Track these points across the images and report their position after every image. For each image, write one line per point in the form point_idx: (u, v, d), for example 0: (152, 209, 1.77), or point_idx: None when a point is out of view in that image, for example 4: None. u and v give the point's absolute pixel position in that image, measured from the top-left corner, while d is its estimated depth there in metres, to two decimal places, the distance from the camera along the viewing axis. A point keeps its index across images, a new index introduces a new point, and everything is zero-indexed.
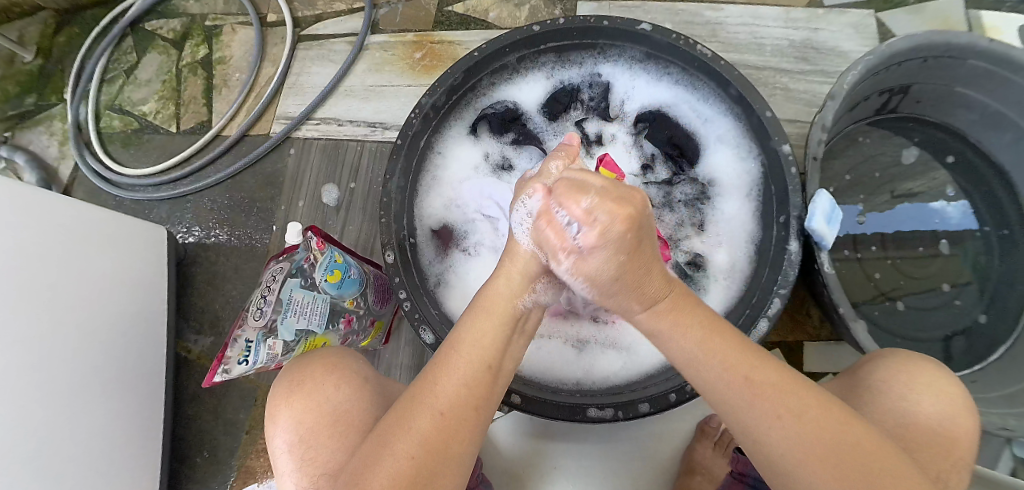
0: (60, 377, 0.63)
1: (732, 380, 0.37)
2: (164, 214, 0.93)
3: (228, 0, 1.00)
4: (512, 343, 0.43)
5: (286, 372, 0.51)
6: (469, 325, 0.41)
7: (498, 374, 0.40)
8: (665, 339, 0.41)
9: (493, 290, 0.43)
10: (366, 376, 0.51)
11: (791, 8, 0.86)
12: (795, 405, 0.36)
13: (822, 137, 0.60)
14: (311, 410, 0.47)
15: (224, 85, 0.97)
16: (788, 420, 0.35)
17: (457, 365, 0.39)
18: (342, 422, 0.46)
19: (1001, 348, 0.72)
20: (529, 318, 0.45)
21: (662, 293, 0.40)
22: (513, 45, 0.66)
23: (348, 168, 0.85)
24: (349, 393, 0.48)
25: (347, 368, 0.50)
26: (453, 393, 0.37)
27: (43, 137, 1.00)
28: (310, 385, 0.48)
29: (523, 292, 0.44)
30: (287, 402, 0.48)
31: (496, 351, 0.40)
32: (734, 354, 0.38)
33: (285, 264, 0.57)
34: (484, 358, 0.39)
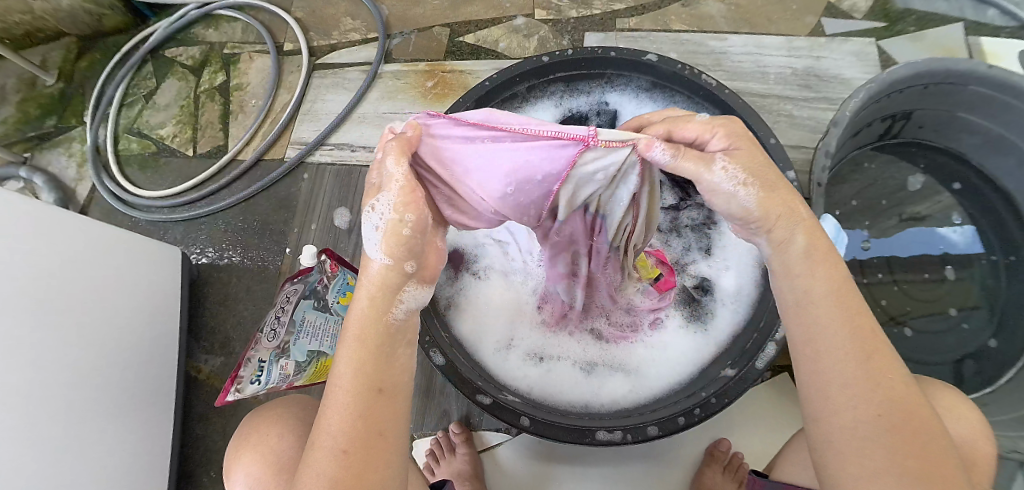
0: (72, 393, 0.64)
1: (849, 348, 0.35)
2: (179, 235, 0.95)
3: (246, 29, 1.04)
4: (400, 354, 0.37)
5: (243, 429, 0.54)
6: (341, 357, 0.36)
7: (387, 377, 0.36)
8: (793, 273, 0.38)
9: (355, 311, 0.36)
10: (307, 420, 0.51)
11: (793, 37, 0.89)
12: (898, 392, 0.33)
13: (825, 164, 0.61)
14: (258, 461, 0.49)
15: (241, 110, 1.00)
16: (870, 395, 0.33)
17: (336, 401, 0.34)
18: (282, 469, 0.47)
19: (1012, 371, 0.71)
20: (411, 323, 0.37)
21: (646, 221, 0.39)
22: (524, 74, 0.68)
23: (361, 192, 0.87)
24: (289, 440, 0.49)
25: (287, 416, 0.51)
26: (341, 431, 0.34)
27: (62, 158, 1.03)
28: (258, 437, 0.50)
29: (390, 302, 0.36)
30: (241, 455, 0.51)
31: (381, 371, 0.35)
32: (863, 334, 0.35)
33: (300, 285, 0.60)
34: (367, 383, 0.35)
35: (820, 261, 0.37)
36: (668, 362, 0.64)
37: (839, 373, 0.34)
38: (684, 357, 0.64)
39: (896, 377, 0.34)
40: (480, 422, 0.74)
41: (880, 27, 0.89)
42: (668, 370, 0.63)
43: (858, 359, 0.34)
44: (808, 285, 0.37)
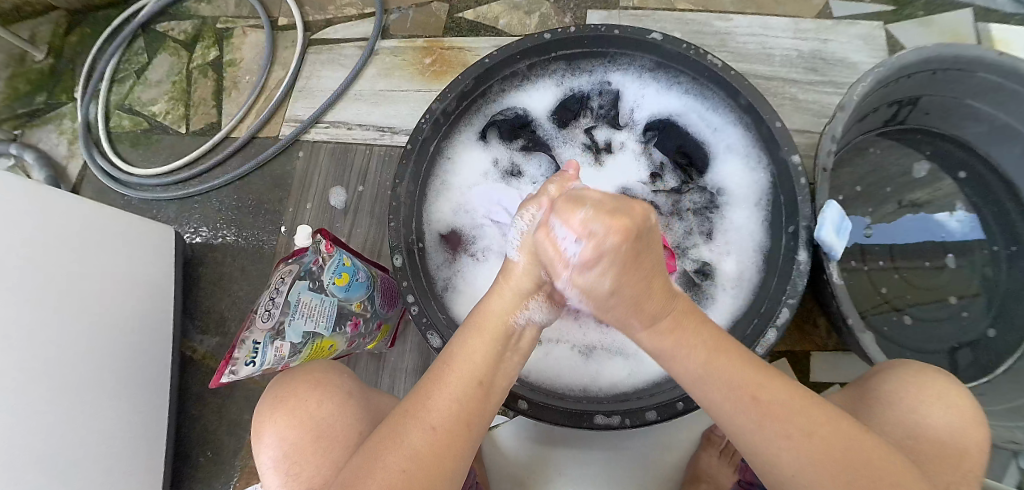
0: (68, 376, 0.64)
1: (741, 400, 0.37)
2: (172, 214, 0.93)
3: (240, 3, 1.01)
4: (505, 358, 0.42)
5: (272, 391, 0.52)
6: (460, 342, 0.41)
7: (490, 389, 0.40)
8: (675, 360, 0.41)
9: (486, 307, 0.43)
10: (350, 389, 0.51)
11: (800, 19, 0.87)
12: (803, 424, 0.36)
13: (832, 147, 0.60)
14: (295, 427, 0.48)
15: (235, 87, 0.97)
16: (795, 446, 0.36)
17: (445, 381, 0.39)
18: (325, 437, 0.47)
19: (1009, 360, 0.71)
20: (525, 335, 0.44)
21: (664, 312, 0.40)
22: (525, 51, 0.66)
23: (357, 171, 0.85)
24: (333, 408, 0.48)
25: (331, 382, 0.50)
26: (439, 411, 0.37)
27: (53, 135, 1.01)
28: (294, 401, 0.49)
29: (518, 307, 0.43)
30: (272, 418, 0.49)
31: (489, 368, 0.40)
32: (740, 374, 0.38)
33: (294, 267, 0.57)
34: (475, 374, 0.39)
35: (687, 337, 0.40)
36: None
37: (757, 433, 0.37)
38: None
39: (791, 406, 0.37)
40: None
41: (889, 9, 0.87)
42: None
43: (750, 408, 0.37)
44: (679, 364, 0.40)
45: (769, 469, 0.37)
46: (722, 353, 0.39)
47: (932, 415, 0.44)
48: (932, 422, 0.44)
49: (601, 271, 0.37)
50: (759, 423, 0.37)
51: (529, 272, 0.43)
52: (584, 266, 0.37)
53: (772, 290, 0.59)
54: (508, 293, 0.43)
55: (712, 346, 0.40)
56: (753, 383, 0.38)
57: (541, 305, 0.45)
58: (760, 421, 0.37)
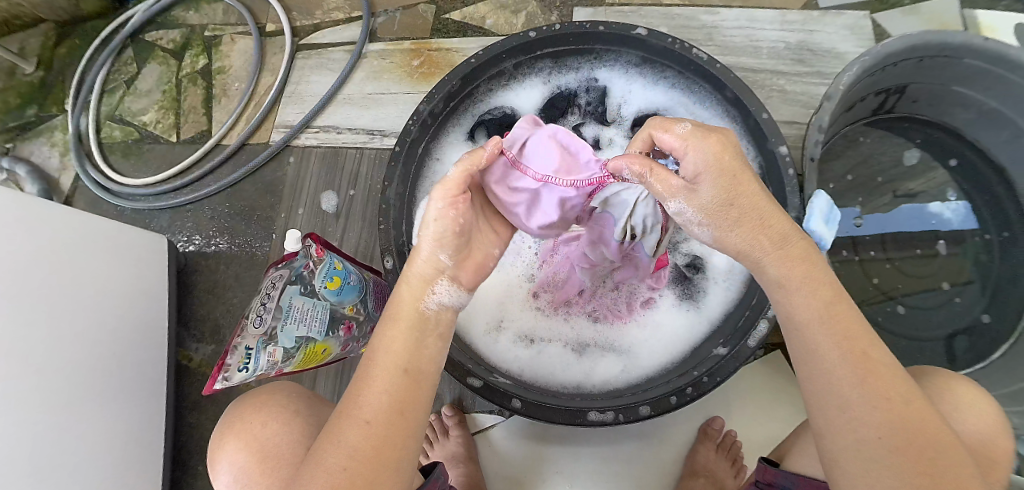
0: (67, 388, 0.64)
1: (849, 359, 0.36)
2: (165, 223, 0.93)
3: (227, 10, 1.01)
4: (430, 344, 0.39)
5: (228, 416, 0.53)
6: (380, 335, 0.39)
7: (419, 377, 0.38)
8: (793, 294, 0.38)
9: (397, 296, 0.39)
10: (297, 408, 0.50)
11: (786, 11, 0.87)
12: (898, 389, 0.35)
13: (819, 138, 0.60)
14: (243, 449, 0.48)
15: (224, 94, 0.97)
16: (881, 403, 0.35)
17: (369, 376, 0.37)
18: (270, 457, 0.47)
19: (1002, 347, 0.72)
20: (444, 317, 0.39)
21: (788, 240, 0.39)
22: (511, 50, 0.66)
23: (348, 174, 0.85)
24: (276, 427, 0.48)
25: (277, 403, 0.50)
26: (367, 405, 0.36)
27: (45, 148, 1.01)
28: (243, 426, 0.49)
29: (426, 292, 0.39)
30: (224, 446, 0.50)
31: (410, 354, 0.38)
32: (852, 330, 0.37)
33: (284, 271, 0.59)
34: (396, 364, 0.37)
35: (807, 281, 0.38)
36: (661, 341, 0.64)
37: (848, 383, 0.35)
38: (676, 336, 0.63)
39: (891, 374, 0.36)
40: (473, 405, 0.74)
41: None
42: (660, 349, 0.63)
43: (858, 365, 0.36)
44: (792, 300, 0.38)
45: (833, 412, 0.36)
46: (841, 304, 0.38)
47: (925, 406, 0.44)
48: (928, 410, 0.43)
49: (711, 183, 0.37)
50: (853, 381, 0.35)
51: (431, 260, 0.38)
52: (691, 169, 0.38)
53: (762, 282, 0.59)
54: (414, 279, 0.39)
55: (828, 305, 0.38)
56: (862, 340, 0.37)
57: (459, 287, 0.39)
58: (860, 377, 0.35)
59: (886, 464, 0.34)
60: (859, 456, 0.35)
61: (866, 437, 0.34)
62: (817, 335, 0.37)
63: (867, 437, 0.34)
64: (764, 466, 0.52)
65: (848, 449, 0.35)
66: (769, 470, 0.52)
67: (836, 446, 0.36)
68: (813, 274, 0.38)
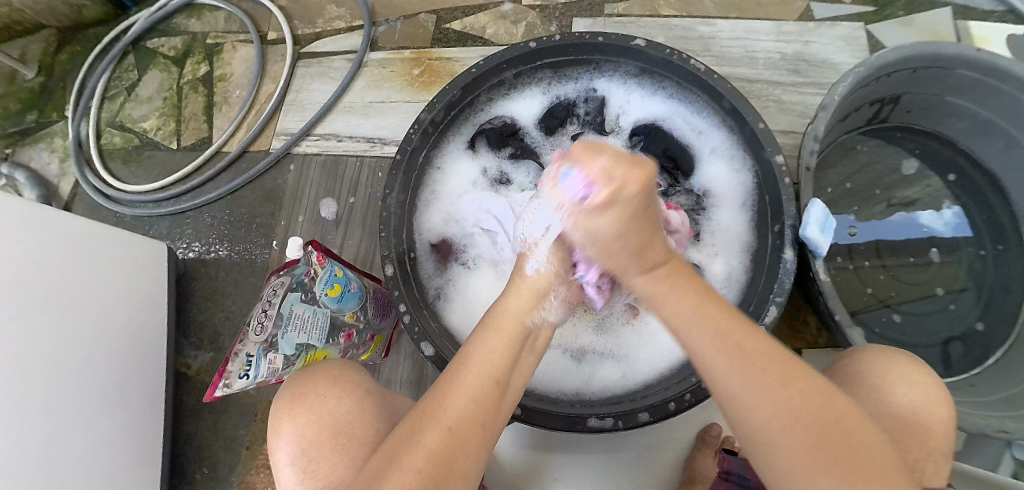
0: (65, 391, 0.64)
1: (728, 353, 0.36)
2: (165, 229, 0.93)
3: (229, 19, 1.02)
4: (521, 360, 0.42)
5: (289, 385, 0.50)
6: (478, 342, 0.40)
7: (506, 392, 0.39)
8: (660, 303, 0.41)
9: (502, 307, 0.43)
10: (368, 388, 0.50)
11: (782, 22, 0.88)
12: (782, 374, 0.35)
13: (815, 147, 0.61)
14: (312, 423, 0.46)
15: (225, 102, 0.98)
16: (772, 393, 0.34)
17: (464, 378, 0.38)
18: (343, 435, 0.45)
19: (998, 352, 0.72)
20: (539, 335, 0.44)
21: (662, 258, 0.42)
22: (511, 61, 0.67)
23: (347, 183, 0.86)
24: (350, 405, 0.47)
25: (350, 382, 0.49)
26: (464, 409, 0.36)
27: (44, 154, 1.01)
28: (313, 398, 0.47)
29: (538, 306, 0.44)
30: (290, 413, 0.47)
31: (506, 367, 0.40)
32: (750, 344, 0.37)
33: (286, 278, 0.59)
34: (492, 373, 0.38)
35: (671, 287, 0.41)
36: (660, 348, 0.64)
37: (732, 377, 0.35)
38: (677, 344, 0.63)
39: (775, 360, 0.36)
40: None
41: (869, 10, 0.88)
42: (660, 357, 0.63)
43: (731, 353, 0.36)
44: (662, 308, 0.41)
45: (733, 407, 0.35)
46: (707, 301, 0.39)
47: (879, 398, 0.44)
48: (888, 403, 0.44)
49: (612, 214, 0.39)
50: (743, 380, 0.35)
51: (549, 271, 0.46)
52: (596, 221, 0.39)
53: (760, 290, 0.60)
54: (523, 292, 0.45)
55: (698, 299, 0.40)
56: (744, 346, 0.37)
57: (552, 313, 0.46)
58: (744, 376, 0.35)
59: (781, 440, 0.32)
60: (761, 444, 0.34)
61: (761, 426, 0.33)
62: (695, 333, 0.38)
63: (759, 421, 0.34)
64: (727, 457, 0.60)
65: (750, 432, 0.34)
66: (728, 460, 0.60)
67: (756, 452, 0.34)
68: (678, 285, 0.41)
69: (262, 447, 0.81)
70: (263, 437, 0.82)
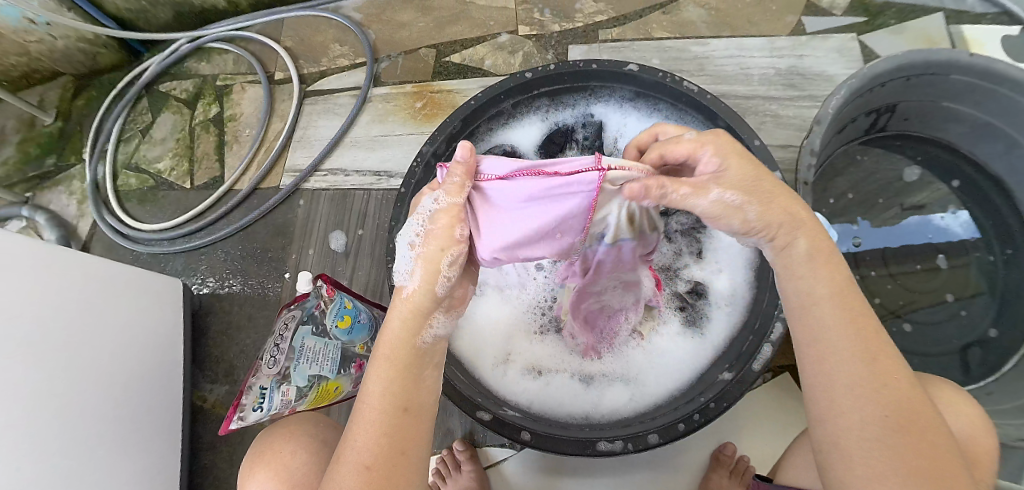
0: (85, 431, 0.65)
1: (854, 359, 0.35)
2: (180, 266, 0.96)
3: (238, 61, 1.06)
4: (427, 375, 0.41)
5: (259, 442, 0.55)
6: (372, 376, 0.39)
7: (416, 414, 0.39)
8: (806, 281, 0.39)
9: (387, 333, 0.40)
10: (324, 437, 0.52)
11: (774, 38, 0.90)
12: (894, 386, 0.34)
13: (812, 161, 0.62)
14: (274, 478, 0.49)
15: (235, 140, 1.01)
16: (878, 398, 0.34)
17: (363, 418, 0.38)
18: (297, 487, 0.47)
19: (1015, 357, 0.71)
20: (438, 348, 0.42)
21: (803, 235, 0.39)
22: (508, 91, 0.69)
23: (355, 215, 0.88)
24: (305, 455, 0.49)
25: (304, 432, 0.52)
26: (369, 449, 0.37)
27: (63, 196, 1.04)
28: (272, 454, 0.50)
29: (422, 324, 0.40)
30: (253, 473, 0.50)
31: (406, 394, 0.39)
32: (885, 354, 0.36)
33: (296, 311, 0.61)
34: (393, 405, 0.38)
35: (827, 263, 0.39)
36: (666, 367, 0.64)
37: (849, 376, 0.35)
38: (682, 362, 0.64)
39: (896, 371, 0.35)
40: (484, 438, 0.74)
41: (861, 22, 0.90)
42: (667, 377, 0.63)
43: (860, 360, 0.35)
44: (810, 288, 0.38)
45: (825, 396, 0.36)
46: (849, 301, 0.37)
47: None
48: (935, 434, 0.44)
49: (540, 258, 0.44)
50: (858, 385, 0.34)
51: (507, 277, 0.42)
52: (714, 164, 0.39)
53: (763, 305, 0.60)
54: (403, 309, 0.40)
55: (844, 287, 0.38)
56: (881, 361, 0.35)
57: (448, 317, 0.42)
58: (861, 368, 0.35)
59: (873, 437, 0.33)
60: (857, 444, 0.34)
61: (864, 430, 0.33)
62: (827, 328, 0.36)
63: (865, 424, 0.34)
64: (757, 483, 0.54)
65: (839, 424, 0.35)
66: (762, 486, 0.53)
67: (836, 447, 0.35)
68: (836, 272, 0.38)
69: None
70: None
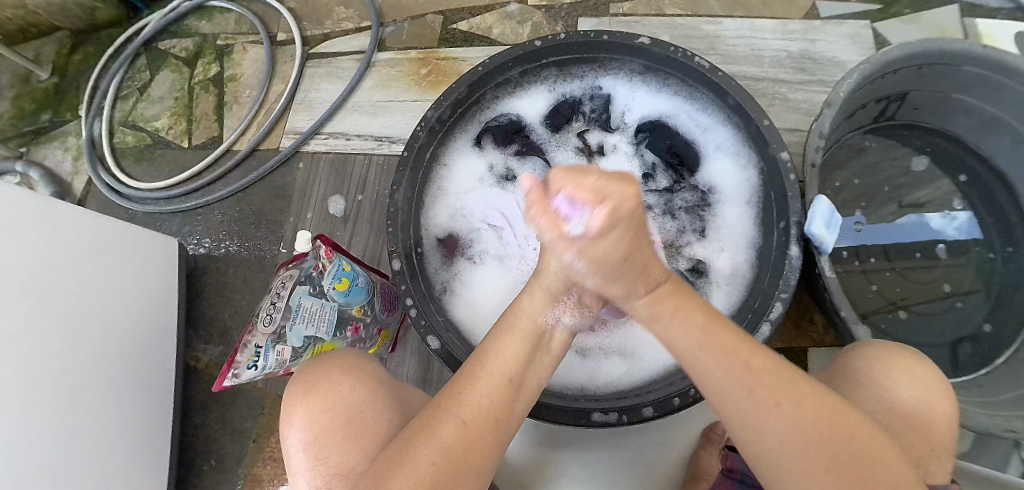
0: (78, 383, 0.65)
1: (737, 373, 0.37)
2: (176, 226, 0.95)
3: (240, 20, 1.03)
4: (536, 360, 0.42)
5: (300, 374, 0.51)
6: (495, 342, 0.41)
7: (520, 390, 0.40)
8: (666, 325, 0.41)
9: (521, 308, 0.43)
10: (379, 379, 0.51)
11: (788, 20, 0.89)
12: (791, 392, 0.36)
13: (820, 144, 0.61)
14: (326, 411, 0.47)
15: (236, 101, 1.00)
16: (775, 408, 0.35)
17: (481, 382, 0.39)
18: (359, 424, 0.46)
19: (1008, 351, 0.71)
20: (552, 338, 0.43)
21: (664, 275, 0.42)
22: (517, 59, 0.68)
23: (355, 180, 0.87)
24: (365, 395, 0.48)
25: (362, 371, 0.50)
26: (477, 405, 0.37)
27: (58, 152, 1.03)
28: (327, 387, 0.48)
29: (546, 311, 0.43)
30: (303, 403, 0.48)
31: (520, 367, 0.40)
32: (746, 355, 0.38)
33: (295, 271, 0.60)
34: (509, 372, 0.39)
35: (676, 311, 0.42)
36: None
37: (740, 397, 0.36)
38: None
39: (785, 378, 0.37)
40: None
41: (876, 9, 0.88)
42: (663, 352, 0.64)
43: (741, 372, 0.37)
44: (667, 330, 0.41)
45: (720, 408, 0.38)
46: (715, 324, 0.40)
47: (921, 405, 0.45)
48: (889, 399, 0.45)
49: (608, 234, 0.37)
50: (744, 399, 0.36)
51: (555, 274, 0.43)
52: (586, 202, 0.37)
53: (764, 285, 0.60)
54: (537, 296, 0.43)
55: (706, 323, 0.40)
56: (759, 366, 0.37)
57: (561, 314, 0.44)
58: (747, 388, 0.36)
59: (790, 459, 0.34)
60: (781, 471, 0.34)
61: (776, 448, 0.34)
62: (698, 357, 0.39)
63: (773, 443, 0.35)
64: (728, 455, 0.60)
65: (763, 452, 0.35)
66: (730, 457, 0.60)
67: (754, 453, 0.36)
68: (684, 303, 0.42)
69: (269, 440, 0.82)
70: (269, 430, 0.83)
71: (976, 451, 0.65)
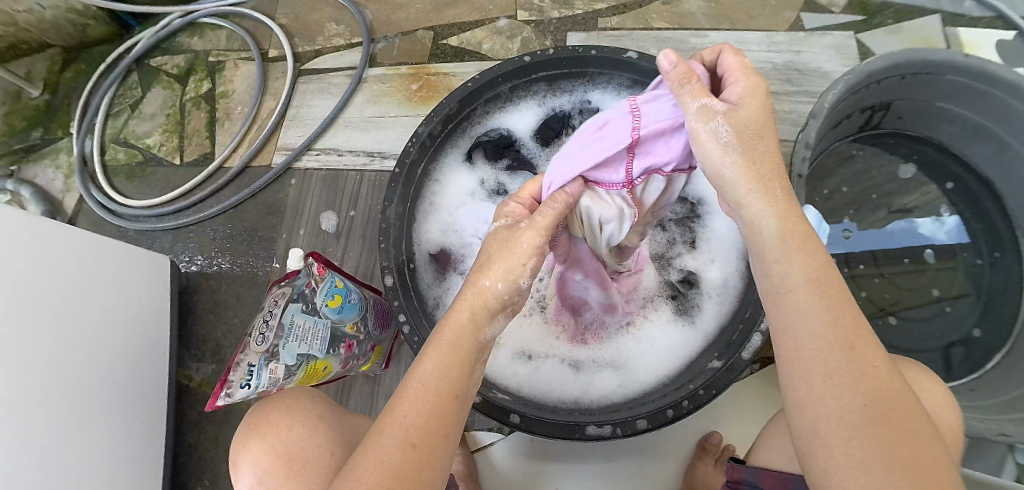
0: (69, 403, 0.65)
1: (824, 341, 0.34)
2: (168, 243, 0.95)
3: (231, 37, 1.04)
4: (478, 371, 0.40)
5: (249, 419, 0.54)
6: (427, 357, 0.38)
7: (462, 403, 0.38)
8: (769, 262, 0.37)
9: (453, 317, 0.40)
10: (321, 412, 0.52)
11: (773, 32, 0.90)
12: (863, 359, 0.33)
13: (806, 154, 0.62)
14: (267, 451, 0.49)
15: (227, 118, 1.00)
16: (850, 385, 0.32)
17: (408, 403, 0.36)
18: (296, 461, 0.47)
19: (997, 356, 0.73)
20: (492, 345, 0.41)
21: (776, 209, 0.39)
22: (506, 74, 0.69)
23: (347, 195, 0.87)
24: (304, 430, 0.49)
25: (302, 407, 0.52)
26: (415, 424, 0.35)
27: (49, 170, 1.03)
28: (267, 428, 0.50)
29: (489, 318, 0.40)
30: (249, 447, 0.50)
31: (462, 379, 0.38)
32: (835, 321, 0.35)
33: (287, 289, 0.60)
34: (449, 387, 0.37)
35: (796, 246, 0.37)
36: (656, 356, 0.65)
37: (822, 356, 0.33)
38: (671, 351, 0.64)
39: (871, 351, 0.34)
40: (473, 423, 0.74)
41: (859, 20, 0.90)
42: (656, 364, 0.64)
43: (831, 337, 0.34)
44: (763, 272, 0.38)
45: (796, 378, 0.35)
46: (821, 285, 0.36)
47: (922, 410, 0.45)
48: None
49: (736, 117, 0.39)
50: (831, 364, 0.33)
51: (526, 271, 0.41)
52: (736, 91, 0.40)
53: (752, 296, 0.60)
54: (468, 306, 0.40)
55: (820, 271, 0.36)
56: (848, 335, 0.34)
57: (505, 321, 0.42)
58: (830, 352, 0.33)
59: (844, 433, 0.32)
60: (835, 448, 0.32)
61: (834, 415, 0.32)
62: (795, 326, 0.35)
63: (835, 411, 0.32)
64: (732, 464, 0.55)
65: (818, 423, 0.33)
66: (736, 467, 0.54)
67: (808, 422, 0.34)
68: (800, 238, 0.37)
69: None
70: None
71: (970, 456, 0.66)
